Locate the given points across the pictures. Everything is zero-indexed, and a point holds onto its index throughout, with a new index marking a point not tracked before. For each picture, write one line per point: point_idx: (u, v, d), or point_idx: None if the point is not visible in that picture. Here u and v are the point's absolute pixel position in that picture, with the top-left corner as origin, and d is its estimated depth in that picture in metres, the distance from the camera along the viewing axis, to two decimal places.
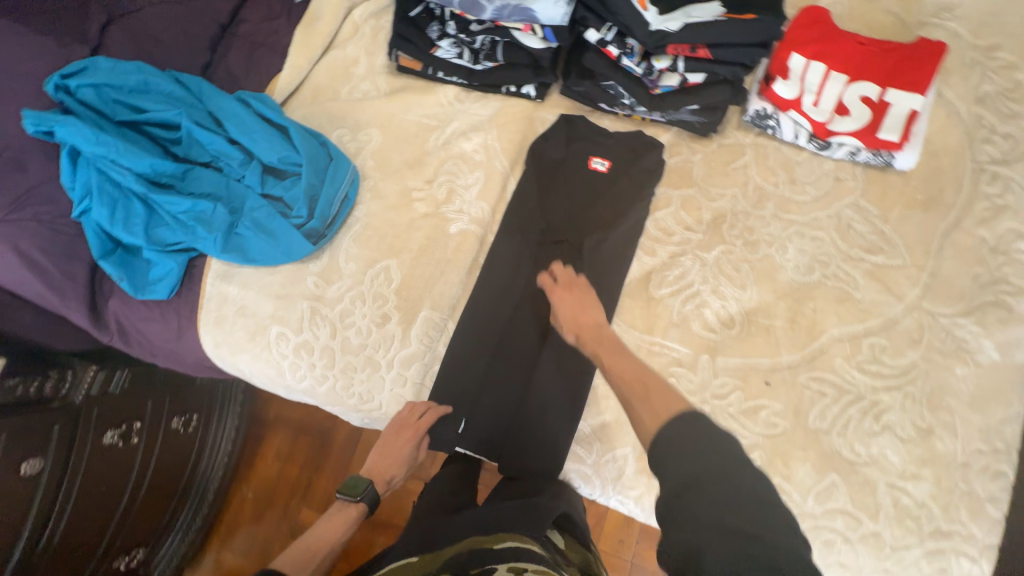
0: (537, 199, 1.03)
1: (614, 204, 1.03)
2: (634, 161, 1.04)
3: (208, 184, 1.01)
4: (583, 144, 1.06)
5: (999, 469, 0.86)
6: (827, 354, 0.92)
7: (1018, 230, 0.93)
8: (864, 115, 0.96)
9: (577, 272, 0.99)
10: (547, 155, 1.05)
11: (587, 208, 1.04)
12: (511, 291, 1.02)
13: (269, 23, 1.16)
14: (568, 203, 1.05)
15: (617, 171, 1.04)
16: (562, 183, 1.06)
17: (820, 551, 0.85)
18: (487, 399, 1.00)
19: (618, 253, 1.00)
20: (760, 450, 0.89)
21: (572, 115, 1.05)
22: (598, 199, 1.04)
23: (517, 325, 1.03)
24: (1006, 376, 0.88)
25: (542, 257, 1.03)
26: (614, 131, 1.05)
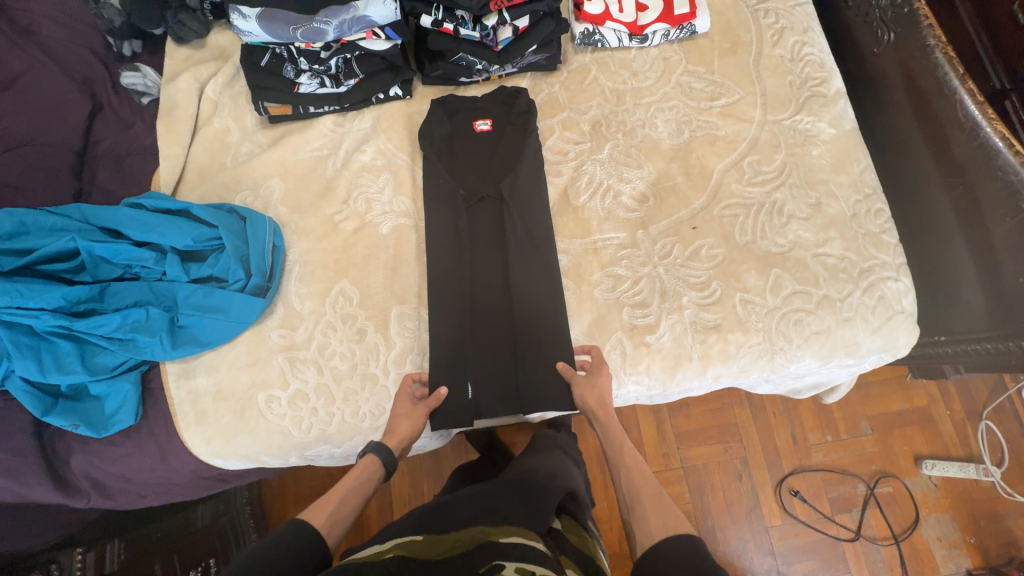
0: (447, 172, 1.12)
1: (511, 150, 1.15)
2: (510, 110, 1.17)
3: (130, 294, 0.99)
4: (463, 114, 1.17)
5: (877, 207, 1.08)
6: (724, 185, 1.10)
7: (801, 40, 1.19)
8: (659, 3, 1.16)
9: (510, 215, 1.09)
10: (437, 136, 1.14)
11: (492, 163, 1.15)
12: (463, 256, 1.08)
13: (127, 133, 1.18)
14: (474, 168, 1.15)
15: (501, 125, 1.18)
16: (462, 153, 1.16)
17: (796, 331, 1.02)
18: (485, 355, 1.05)
19: (533, 185, 1.11)
20: (715, 280, 1.04)
21: (442, 97, 1.17)
22: (497, 151, 1.15)
23: (481, 281, 1.09)
24: (846, 141, 1.12)
25: (474, 218, 1.12)
26: (482, 95, 1.18)
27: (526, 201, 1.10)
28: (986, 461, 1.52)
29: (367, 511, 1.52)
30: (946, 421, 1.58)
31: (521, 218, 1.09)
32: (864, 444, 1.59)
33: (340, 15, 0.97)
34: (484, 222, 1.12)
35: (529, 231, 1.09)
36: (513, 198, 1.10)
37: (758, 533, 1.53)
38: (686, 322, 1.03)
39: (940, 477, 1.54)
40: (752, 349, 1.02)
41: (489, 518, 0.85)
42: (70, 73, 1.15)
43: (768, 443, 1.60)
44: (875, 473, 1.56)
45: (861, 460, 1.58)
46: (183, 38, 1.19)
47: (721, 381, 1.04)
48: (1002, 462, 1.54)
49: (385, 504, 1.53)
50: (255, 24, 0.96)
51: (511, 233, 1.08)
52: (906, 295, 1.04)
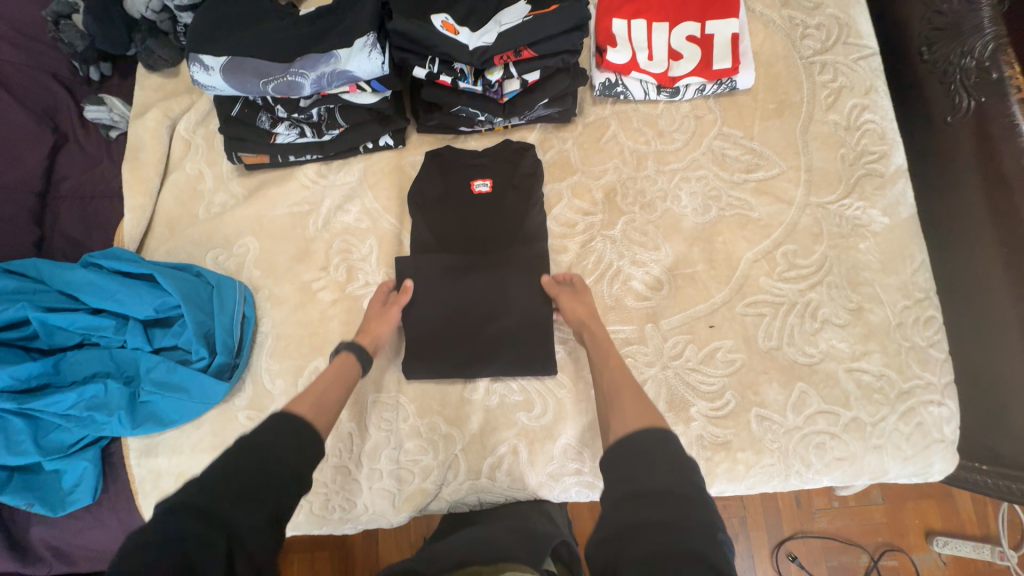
0: (437, 239, 1.01)
1: (509, 219, 1.01)
2: (513, 171, 1.03)
3: (88, 365, 0.91)
4: (459, 171, 1.03)
5: (928, 315, 0.93)
6: (751, 278, 0.96)
7: (862, 104, 1.01)
8: (695, 53, 1.00)
9: (501, 286, 0.97)
10: (429, 201, 1.02)
11: (487, 230, 1.01)
12: (453, 327, 0.96)
13: (92, 171, 1.07)
14: (464, 232, 1.01)
15: (502, 186, 1.02)
16: (455, 218, 1.02)
17: (817, 455, 0.90)
18: (463, 338, 0.96)
19: (531, 259, 0.97)
20: (730, 390, 0.93)
21: (437, 149, 1.03)
22: (493, 217, 1.02)
23: (465, 321, 0.96)
24: (901, 234, 0.96)
25: (461, 288, 0.97)
26: (484, 150, 1.04)
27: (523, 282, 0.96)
28: (1003, 543, 1.40)
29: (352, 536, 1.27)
30: (967, 498, 1.47)
31: (515, 296, 0.96)
32: (873, 514, 1.48)
33: (318, 67, 0.83)
34: (480, 294, 0.97)
35: (526, 313, 0.96)
36: (509, 280, 0.96)
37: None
38: (691, 435, 0.92)
39: (950, 555, 1.44)
40: (764, 470, 0.91)
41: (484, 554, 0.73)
42: (28, 102, 1.04)
43: (770, 507, 1.49)
44: (881, 546, 1.46)
45: (867, 530, 1.47)
46: (153, 66, 1.07)
47: (724, 496, 0.93)
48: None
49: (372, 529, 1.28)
50: (218, 77, 0.84)
51: (505, 284, 0.96)
52: (949, 422, 0.91)
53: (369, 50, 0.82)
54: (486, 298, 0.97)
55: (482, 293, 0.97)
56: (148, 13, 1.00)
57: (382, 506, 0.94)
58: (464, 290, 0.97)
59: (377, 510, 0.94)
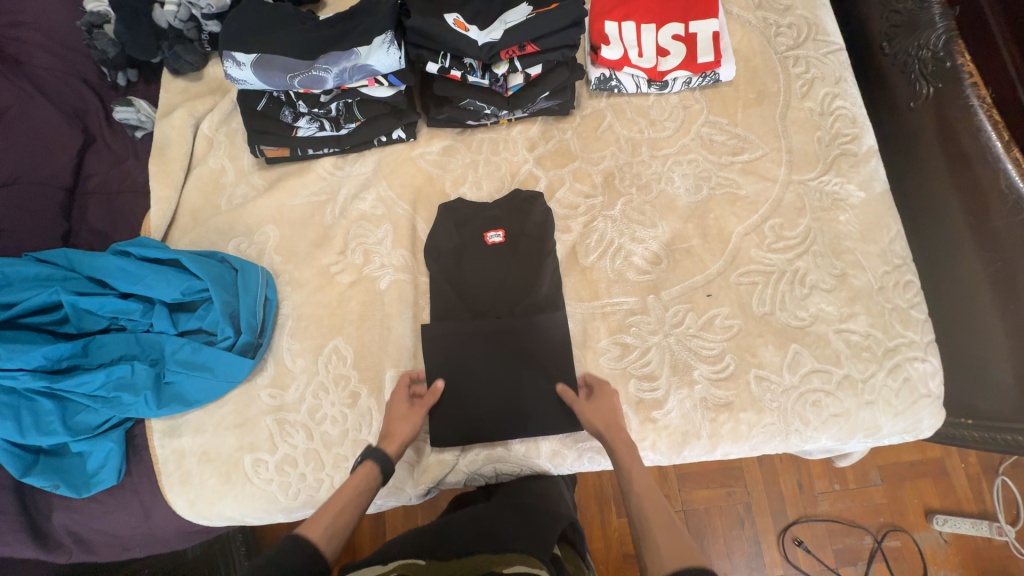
0: (455, 288, 1.05)
1: (526, 267, 1.06)
2: (525, 219, 1.08)
3: (116, 348, 0.95)
4: (472, 223, 1.09)
5: (906, 279, 1.01)
6: (743, 250, 1.03)
7: (833, 92, 1.11)
8: (680, 49, 1.10)
9: (524, 352, 1.00)
10: (447, 253, 1.06)
11: (502, 275, 1.07)
12: (475, 384, 0.98)
13: (118, 168, 1.13)
14: (480, 283, 1.07)
15: (514, 236, 1.09)
16: (472, 267, 1.08)
17: (814, 413, 0.96)
18: (487, 411, 0.97)
19: (552, 312, 1.01)
20: (729, 353, 0.98)
21: (450, 202, 1.08)
22: (508, 266, 1.07)
23: (489, 391, 0.98)
24: (877, 206, 1.05)
25: (479, 349, 1.00)
26: (494, 201, 1.09)
27: (542, 340, 1.00)
28: (1000, 519, 1.45)
29: (361, 530, 1.28)
30: (960, 472, 1.52)
31: (533, 352, 1.00)
32: (873, 495, 1.52)
33: (340, 63, 0.91)
34: (500, 353, 1.00)
35: (551, 372, 0.99)
36: (529, 341, 1.00)
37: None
38: (695, 398, 0.97)
39: (951, 533, 1.48)
40: (766, 429, 0.96)
41: (491, 545, 0.74)
42: (59, 104, 1.10)
43: (773, 490, 1.53)
44: (883, 526, 1.50)
45: (869, 511, 1.51)
46: (179, 70, 1.15)
47: (729, 458, 0.98)
48: (1017, 519, 1.47)
49: (380, 525, 1.29)
50: (249, 72, 0.91)
51: (526, 347, 1.00)
52: (933, 377, 0.98)
53: (387, 46, 0.91)
54: (506, 361, 0.99)
55: (503, 357, 1.00)
56: (175, 23, 1.08)
57: (401, 478, 0.97)
58: (484, 353, 1.00)
59: (397, 483, 0.97)
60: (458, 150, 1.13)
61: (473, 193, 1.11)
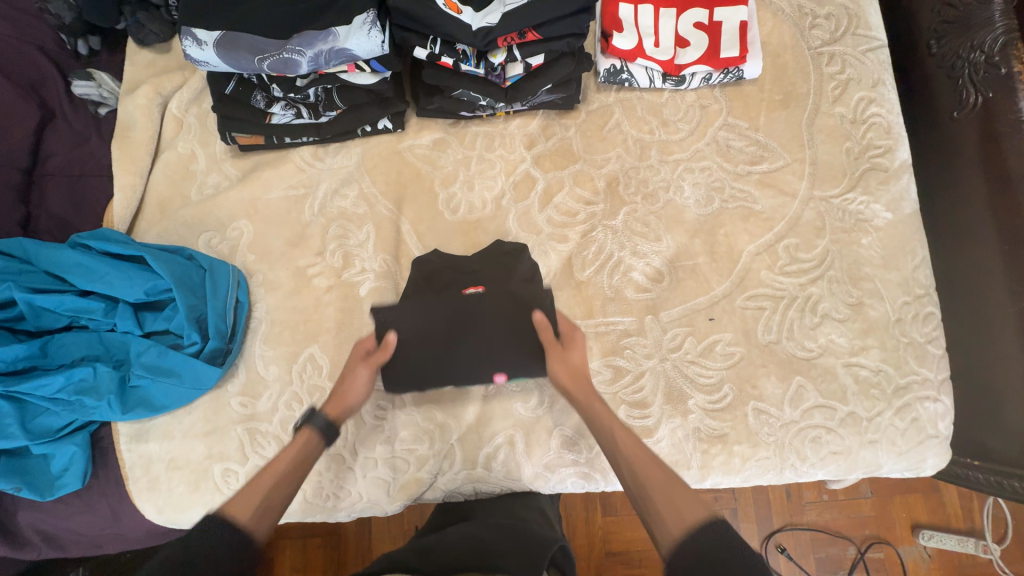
0: (426, 335, 0.88)
1: (511, 315, 0.88)
2: (507, 275, 0.92)
3: (77, 348, 0.89)
4: (447, 276, 0.93)
5: (927, 311, 0.93)
6: (753, 271, 0.95)
7: (869, 97, 1.00)
8: (702, 40, 0.98)
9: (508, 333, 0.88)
10: (420, 300, 0.89)
11: (484, 322, 0.87)
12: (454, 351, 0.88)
13: (80, 149, 1.03)
14: (453, 332, 0.87)
15: (495, 288, 0.90)
16: (448, 311, 0.88)
17: (812, 449, 0.90)
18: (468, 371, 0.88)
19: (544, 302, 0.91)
20: (728, 383, 0.92)
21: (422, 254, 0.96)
22: (491, 309, 0.88)
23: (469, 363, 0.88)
24: (904, 229, 0.95)
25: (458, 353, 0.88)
26: (473, 254, 0.97)
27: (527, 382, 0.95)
28: (987, 537, 1.43)
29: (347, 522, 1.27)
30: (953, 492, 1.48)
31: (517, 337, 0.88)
32: (862, 508, 1.49)
33: (315, 45, 0.81)
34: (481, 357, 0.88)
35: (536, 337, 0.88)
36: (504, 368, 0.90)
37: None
38: (688, 428, 0.91)
39: (935, 548, 1.47)
40: (759, 463, 0.91)
41: (479, 564, 0.69)
42: (13, 76, 1.00)
43: (761, 497, 1.50)
44: (868, 538, 1.48)
45: (855, 523, 1.49)
46: (144, 41, 1.04)
47: (719, 489, 0.93)
48: (1005, 538, 1.45)
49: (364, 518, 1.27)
50: (211, 53, 0.81)
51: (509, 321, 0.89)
52: (944, 418, 0.92)
53: (368, 28, 0.80)
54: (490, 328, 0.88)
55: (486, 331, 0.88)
56: None
57: (376, 495, 0.93)
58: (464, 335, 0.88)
59: (372, 499, 0.93)
60: (449, 144, 1.03)
61: (464, 194, 1.02)
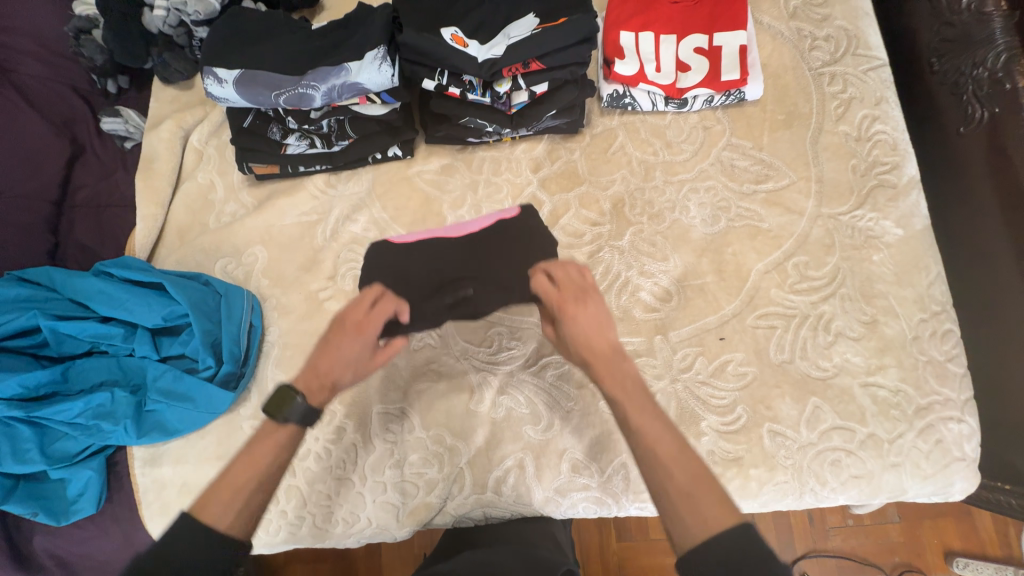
0: (421, 281, 0.85)
1: (519, 239, 0.88)
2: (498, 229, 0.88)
3: (96, 373, 0.92)
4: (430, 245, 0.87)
5: (945, 329, 0.91)
6: (762, 290, 0.95)
7: (872, 115, 1.00)
8: (702, 65, 1.00)
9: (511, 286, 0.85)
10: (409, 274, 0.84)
11: (490, 274, 0.86)
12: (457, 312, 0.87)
13: (107, 181, 1.09)
14: (459, 273, 0.86)
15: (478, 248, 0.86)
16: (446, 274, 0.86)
17: (832, 473, 0.88)
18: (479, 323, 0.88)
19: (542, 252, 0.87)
20: (741, 404, 0.90)
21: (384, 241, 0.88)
22: (495, 235, 0.87)
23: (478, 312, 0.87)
24: (916, 245, 0.94)
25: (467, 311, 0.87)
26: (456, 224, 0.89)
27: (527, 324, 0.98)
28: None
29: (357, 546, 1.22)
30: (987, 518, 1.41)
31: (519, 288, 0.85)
32: (889, 533, 1.42)
33: (329, 80, 0.85)
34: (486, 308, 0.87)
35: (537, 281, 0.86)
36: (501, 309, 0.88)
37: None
38: (702, 450, 0.89)
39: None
40: (777, 487, 0.88)
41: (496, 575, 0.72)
42: (48, 115, 1.07)
43: (782, 521, 1.43)
44: (897, 566, 1.41)
45: (883, 549, 1.42)
46: (169, 79, 1.10)
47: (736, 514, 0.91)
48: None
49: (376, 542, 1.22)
50: (231, 90, 0.86)
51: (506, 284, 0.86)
52: (970, 440, 0.88)
53: (379, 63, 0.84)
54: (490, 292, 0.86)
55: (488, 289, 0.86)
56: (165, 28, 1.04)
57: (386, 520, 0.92)
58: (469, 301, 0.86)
59: (380, 524, 0.92)
60: (457, 169, 1.06)
61: (471, 217, 1.03)
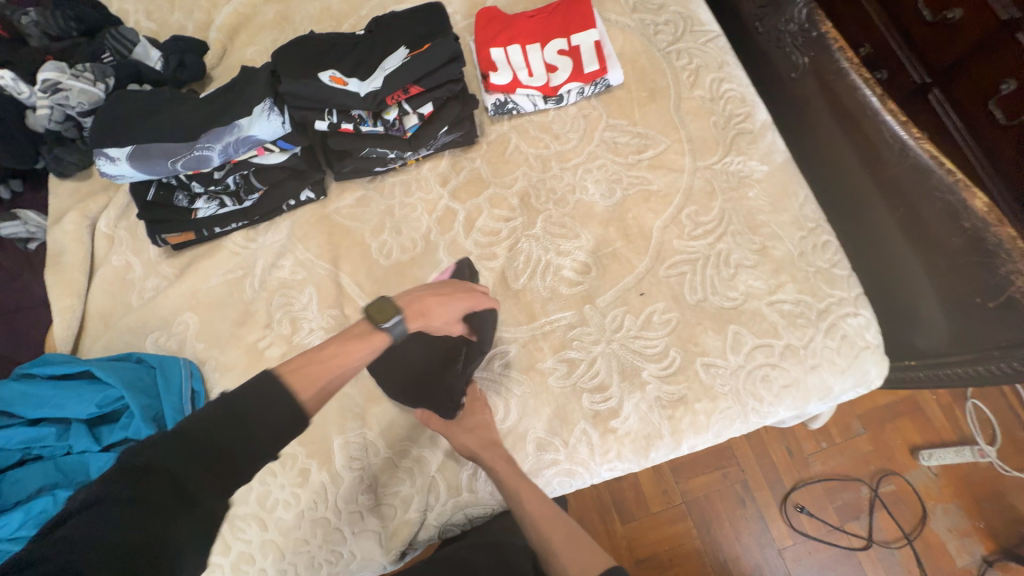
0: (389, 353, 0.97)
1: None
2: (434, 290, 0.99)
3: (32, 481, 0.87)
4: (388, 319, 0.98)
5: (823, 240, 1.04)
6: (666, 243, 1.05)
7: (719, 77, 1.16)
8: (567, 63, 1.13)
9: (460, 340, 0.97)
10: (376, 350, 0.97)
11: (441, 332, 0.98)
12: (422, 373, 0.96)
13: (14, 286, 1.05)
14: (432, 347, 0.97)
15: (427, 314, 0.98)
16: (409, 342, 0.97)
17: (765, 388, 0.96)
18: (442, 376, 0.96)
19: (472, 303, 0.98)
20: (673, 348, 0.98)
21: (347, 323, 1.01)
22: None
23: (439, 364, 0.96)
24: (781, 175, 1.08)
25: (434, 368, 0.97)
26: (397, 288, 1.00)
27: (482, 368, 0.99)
28: (980, 441, 1.43)
29: None
30: (936, 407, 1.49)
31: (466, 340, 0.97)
32: (860, 446, 1.48)
33: (222, 139, 0.90)
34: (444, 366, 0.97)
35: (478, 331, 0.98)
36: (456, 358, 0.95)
37: (772, 558, 1.40)
38: (650, 398, 0.96)
39: (939, 466, 1.45)
40: (723, 414, 0.96)
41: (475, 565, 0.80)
42: None
43: (765, 461, 1.48)
44: (876, 473, 1.46)
45: (859, 462, 1.47)
46: (65, 172, 1.10)
47: (696, 450, 0.97)
48: (995, 439, 1.45)
49: None
50: (125, 165, 0.88)
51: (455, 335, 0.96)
52: (868, 329, 1.00)
53: (268, 113, 0.90)
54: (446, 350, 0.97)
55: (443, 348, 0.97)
56: (51, 125, 1.04)
57: (369, 550, 0.91)
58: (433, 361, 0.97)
59: (365, 555, 0.91)
60: (371, 198, 1.11)
61: (393, 238, 1.09)
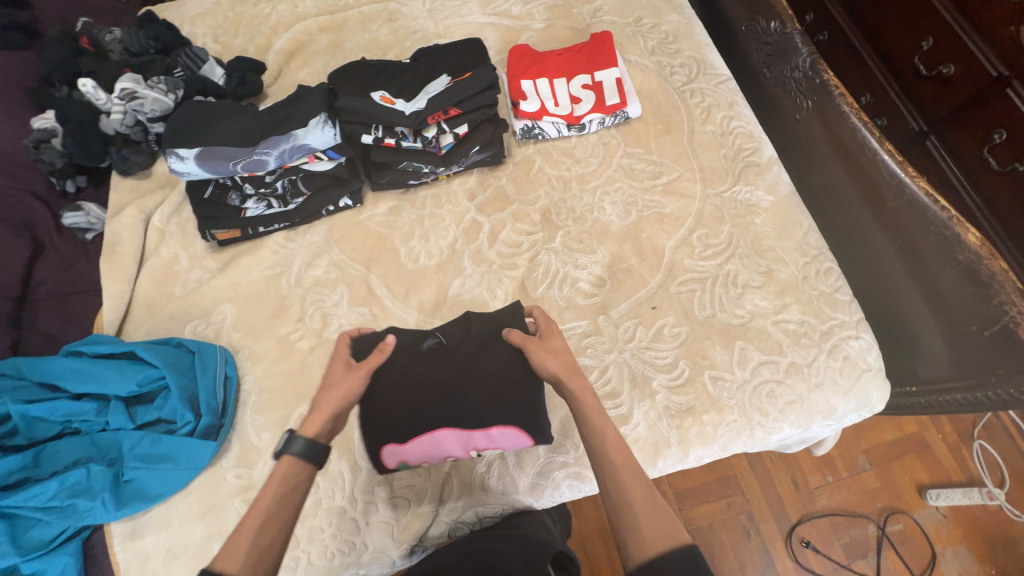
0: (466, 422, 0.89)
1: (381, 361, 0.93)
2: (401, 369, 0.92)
3: (69, 453, 0.92)
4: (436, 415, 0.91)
5: (826, 267, 1.11)
6: (677, 262, 1.12)
7: (729, 115, 1.26)
8: (590, 96, 1.24)
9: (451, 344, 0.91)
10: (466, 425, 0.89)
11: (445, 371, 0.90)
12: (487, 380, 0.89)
13: (70, 271, 1.14)
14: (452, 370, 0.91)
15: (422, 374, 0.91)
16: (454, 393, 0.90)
17: (770, 404, 1.00)
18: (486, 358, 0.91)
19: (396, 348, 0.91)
20: (682, 360, 1.03)
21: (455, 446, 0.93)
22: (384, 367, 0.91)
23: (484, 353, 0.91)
24: (785, 205, 1.16)
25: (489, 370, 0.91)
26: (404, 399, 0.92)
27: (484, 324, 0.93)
28: (988, 483, 1.44)
29: None
30: (943, 446, 1.50)
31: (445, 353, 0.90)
32: (866, 481, 1.48)
33: (280, 145, 1.00)
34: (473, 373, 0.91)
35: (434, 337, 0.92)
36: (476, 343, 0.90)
37: None
38: (659, 407, 1.00)
39: (947, 507, 1.44)
40: (730, 427, 0.99)
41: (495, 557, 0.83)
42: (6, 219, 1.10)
43: (771, 489, 1.48)
44: (883, 511, 1.45)
45: (866, 497, 1.47)
46: (128, 170, 1.20)
47: (703, 463, 1.00)
48: (1003, 481, 1.46)
49: None
50: (192, 164, 0.99)
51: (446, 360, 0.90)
52: (870, 352, 1.05)
53: (322, 125, 1.00)
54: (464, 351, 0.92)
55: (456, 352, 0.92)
56: (123, 128, 1.16)
57: (382, 541, 0.94)
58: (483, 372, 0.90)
59: (378, 546, 0.93)
60: (404, 209, 1.20)
61: (422, 245, 1.17)
